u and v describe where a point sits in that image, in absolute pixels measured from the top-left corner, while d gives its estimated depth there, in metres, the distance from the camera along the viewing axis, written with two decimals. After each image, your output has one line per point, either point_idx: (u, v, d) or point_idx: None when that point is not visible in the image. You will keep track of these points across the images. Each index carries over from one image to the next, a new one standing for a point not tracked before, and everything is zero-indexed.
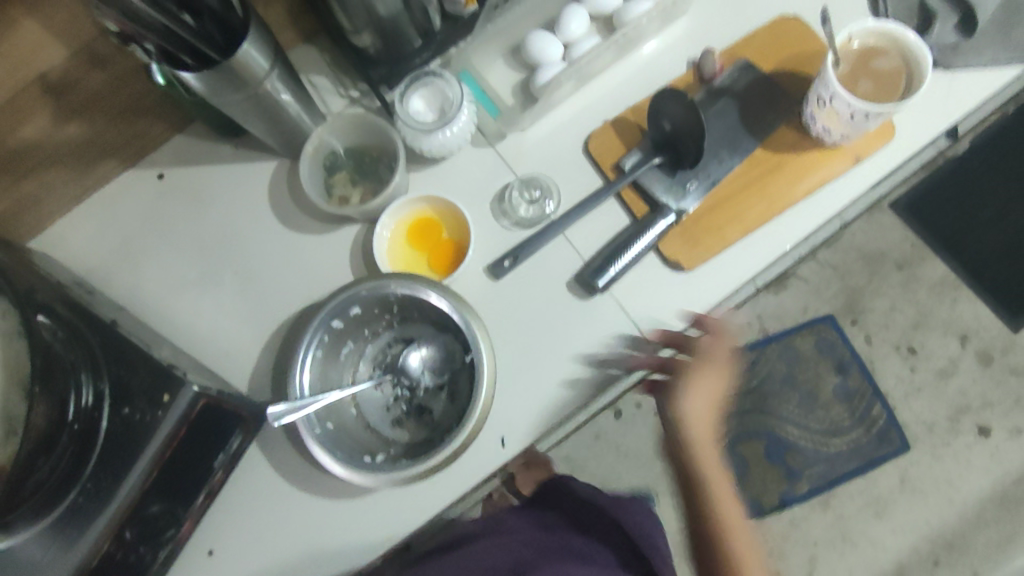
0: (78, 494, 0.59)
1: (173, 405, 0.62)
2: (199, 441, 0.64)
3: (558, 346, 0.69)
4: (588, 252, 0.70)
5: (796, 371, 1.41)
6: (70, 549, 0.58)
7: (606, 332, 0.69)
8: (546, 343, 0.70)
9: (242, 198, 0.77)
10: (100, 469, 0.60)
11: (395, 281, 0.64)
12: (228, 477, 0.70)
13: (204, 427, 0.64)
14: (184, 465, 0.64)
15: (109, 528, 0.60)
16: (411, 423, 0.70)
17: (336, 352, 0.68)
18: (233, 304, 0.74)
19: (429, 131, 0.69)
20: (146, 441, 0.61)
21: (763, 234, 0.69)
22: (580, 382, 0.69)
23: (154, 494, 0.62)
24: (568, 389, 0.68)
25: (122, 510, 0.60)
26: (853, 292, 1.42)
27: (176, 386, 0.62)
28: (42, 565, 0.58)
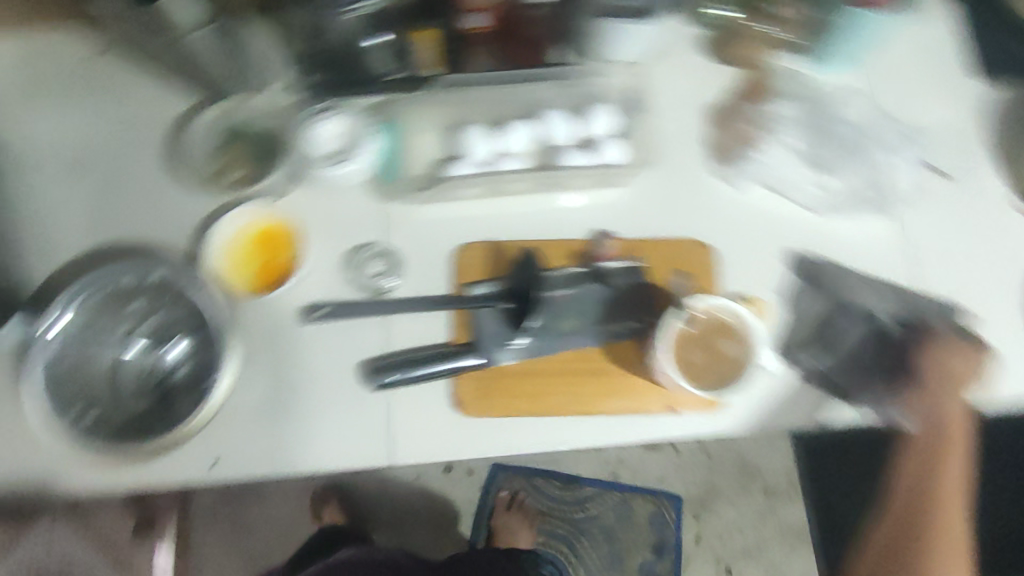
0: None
1: None
2: None
3: (312, 410, 0.68)
4: (394, 346, 0.70)
5: (620, 527, 1.41)
6: None
7: (362, 425, 0.68)
8: (305, 403, 0.68)
9: (145, 108, 0.76)
10: None
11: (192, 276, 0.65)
12: None
13: None
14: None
15: None
16: (147, 402, 0.68)
17: (118, 303, 0.67)
18: (80, 204, 0.74)
19: (320, 159, 0.70)
20: None
21: (550, 423, 0.69)
22: (310, 454, 0.67)
23: None
24: (296, 453, 0.67)
25: None
26: (711, 489, 1.43)
27: None
28: None
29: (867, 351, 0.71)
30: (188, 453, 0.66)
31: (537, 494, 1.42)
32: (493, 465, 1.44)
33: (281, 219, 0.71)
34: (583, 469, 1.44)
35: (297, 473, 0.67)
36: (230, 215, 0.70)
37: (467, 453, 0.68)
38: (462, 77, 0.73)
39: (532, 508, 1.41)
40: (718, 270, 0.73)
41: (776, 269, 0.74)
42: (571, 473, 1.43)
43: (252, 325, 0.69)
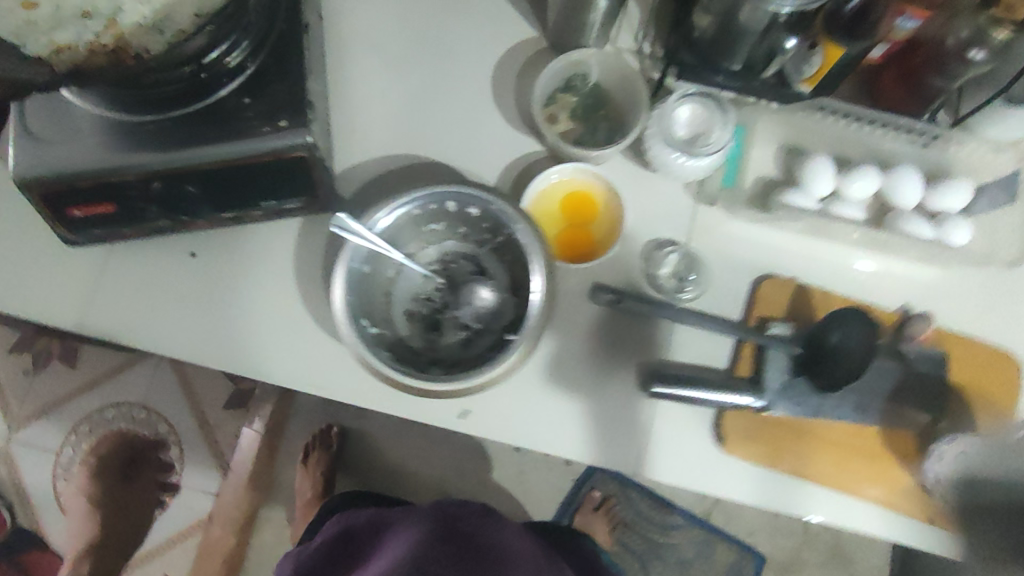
0: (156, 120, 0.60)
1: (279, 132, 0.59)
2: (268, 176, 0.62)
3: (573, 393, 0.66)
4: (671, 354, 0.67)
5: (697, 563, 1.39)
6: (116, 149, 0.59)
7: (617, 425, 0.66)
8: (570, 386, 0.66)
9: (483, 34, 0.73)
10: (191, 118, 0.60)
11: (525, 225, 0.60)
12: (262, 220, 0.68)
13: (281, 170, 0.62)
14: (246, 182, 0.62)
15: (149, 168, 0.59)
16: (416, 328, 0.66)
17: (424, 222, 0.64)
18: (397, 111, 0.71)
19: (670, 144, 0.66)
20: (231, 137, 0.59)
21: (804, 489, 0.65)
22: (560, 435, 0.65)
23: (201, 179, 0.61)
24: (547, 430, 0.65)
25: (171, 167, 0.59)
26: (799, 560, 1.39)
27: (296, 119, 0.60)
28: (83, 137, 0.59)
29: None
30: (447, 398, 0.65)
31: (626, 503, 1.40)
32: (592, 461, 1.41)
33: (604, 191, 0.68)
34: (678, 496, 1.41)
35: (541, 450, 0.65)
36: (559, 171, 0.67)
37: (714, 490, 0.65)
38: (835, 106, 0.68)
39: (618, 516, 1.40)
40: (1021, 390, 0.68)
41: None
42: (665, 495, 1.41)
43: None
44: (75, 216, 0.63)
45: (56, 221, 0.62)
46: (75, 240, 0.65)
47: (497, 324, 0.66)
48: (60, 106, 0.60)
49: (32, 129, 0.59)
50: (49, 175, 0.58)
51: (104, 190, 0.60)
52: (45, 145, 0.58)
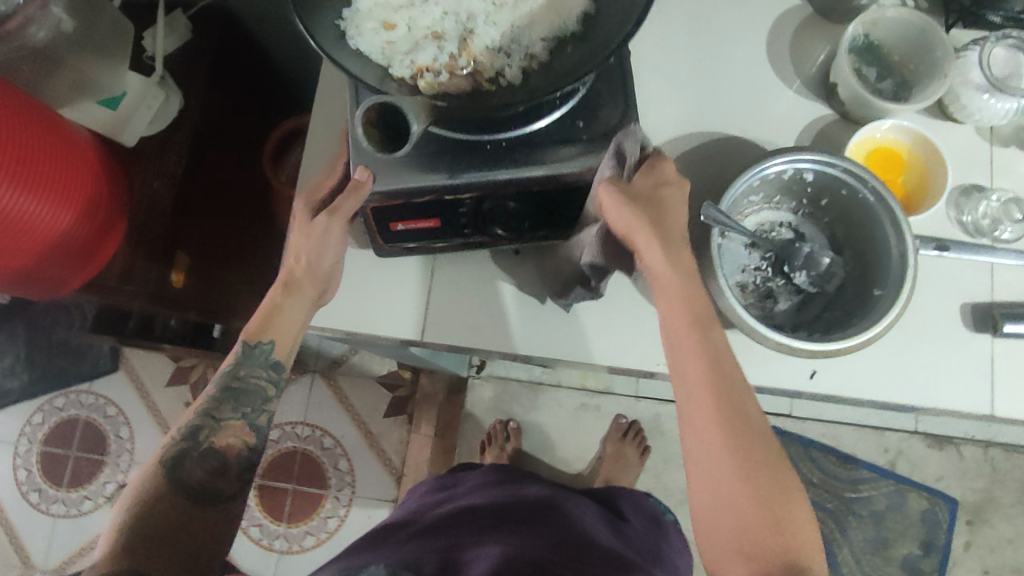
0: (492, 142, 0.61)
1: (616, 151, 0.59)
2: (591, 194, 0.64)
3: (912, 344, 0.66)
4: (1000, 296, 0.67)
5: (890, 515, 1.40)
6: (448, 168, 0.61)
7: (961, 370, 0.66)
8: (917, 336, 0.66)
9: (749, 8, 0.75)
10: (518, 141, 0.61)
11: (876, 181, 0.61)
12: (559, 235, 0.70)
13: None
14: (566, 202, 0.64)
15: (480, 188, 0.61)
16: (751, 298, 0.68)
17: (752, 192, 0.66)
18: (685, 94, 0.72)
19: (978, 89, 0.67)
20: (569, 156, 0.60)
21: None
22: (907, 386, 0.66)
23: (526, 199, 0.63)
24: (894, 382, 0.66)
25: (502, 187, 0.61)
26: (990, 500, 1.40)
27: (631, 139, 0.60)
28: (416, 156, 0.61)
29: None
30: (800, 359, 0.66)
31: (810, 464, 1.41)
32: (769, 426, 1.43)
33: (919, 151, 0.69)
34: (860, 451, 1.42)
35: (892, 402, 0.66)
36: (870, 126, 0.68)
37: None
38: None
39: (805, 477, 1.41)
40: None
41: None
42: (848, 452, 1.41)
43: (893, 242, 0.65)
44: (396, 230, 0.66)
45: (381, 233, 0.67)
46: (386, 248, 0.70)
47: (833, 283, 0.67)
48: None
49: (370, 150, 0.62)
50: (390, 193, 0.61)
51: (433, 208, 0.63)
52: (385, 166, 0.61)
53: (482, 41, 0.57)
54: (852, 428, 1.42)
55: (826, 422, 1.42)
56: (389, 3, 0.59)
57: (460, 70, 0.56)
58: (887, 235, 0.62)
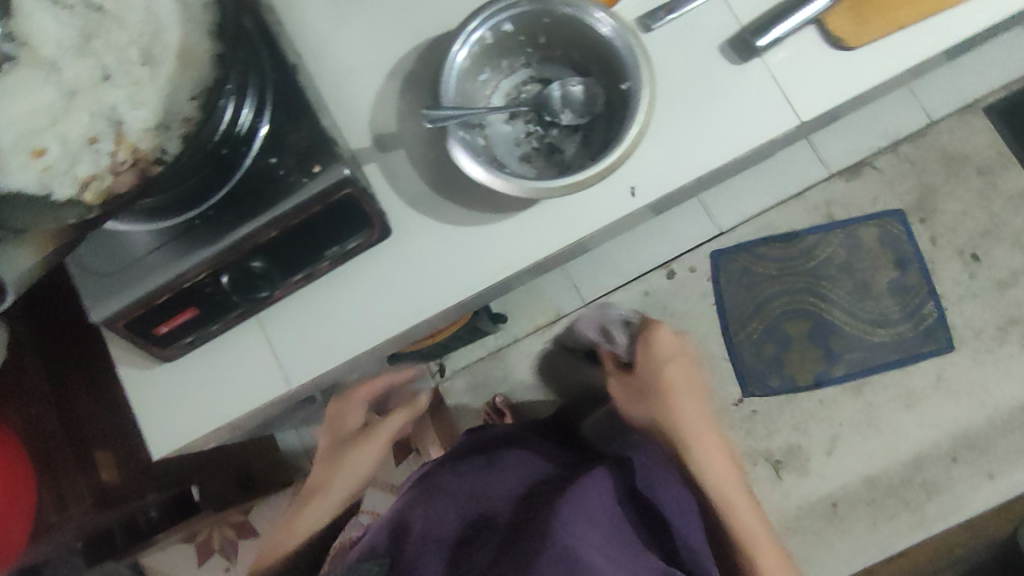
0: (200, 215, 0.60)
1: (318, 178, 0.58)
2: (327, 221, 0.61)
3: (696, 108, 0.66)
4: (745, 18, 0.66)
5: (856, 258, 1.41)
6: (169, 258, 0.59)
7: (751, 103, 0.66)
8: (698, 99, 0.66)
9: None
10: (225, 202, 0.59)
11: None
12: (332, 269, 0.67)
13: (338, 211, 0.60)
14: (307, 237, 0.62)
15: (206, 262, 0.59)
16: (539, 161, 0.67)
17: (477, 71, 0.65)
18: (374, 28, 0.70)
19: None
20: (280, 198, 0.58)
21: (934, 25, 0.66)
22: (716, 146, 0.65)
23: (263, 250, 0.60)
24: (703, 150, 0.65)
25: (230, 249, 0.59)
26: (928, 190, 1.42)
27: (329, 161, 0.58)
28: (140, 257, 0.60)
29: None
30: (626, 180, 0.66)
31: (762, 262, 1.42)
32: (711, 254, 1.44)
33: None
34: (797, 224, 1.43)
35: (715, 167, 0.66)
36: None
37: (867, 81, 0.65)
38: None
39: (766, 276, 1.42)
40: None
41: None
42: (787, 231, 1.43)
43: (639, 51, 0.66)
44: (164, 332, 0.64)
45: (149, 343, 0.64)
46: (172, 352, 0.67)
47: (600, 104, 0.66)
48: (112, 243, 0.61)
49: (96, 272, 0.60)
50: (129, 307, 0.59)
51: (180, 299, 0.61)
52: (114, 282, 0.60)
53: (134, 128, 0.56)
54: (777, 209, 1.44)
55: (753, 219, 1.44)
56: (29, 126, 0.56)
57: (123, 165, 0.55)
58: (593, 32, 0.61)
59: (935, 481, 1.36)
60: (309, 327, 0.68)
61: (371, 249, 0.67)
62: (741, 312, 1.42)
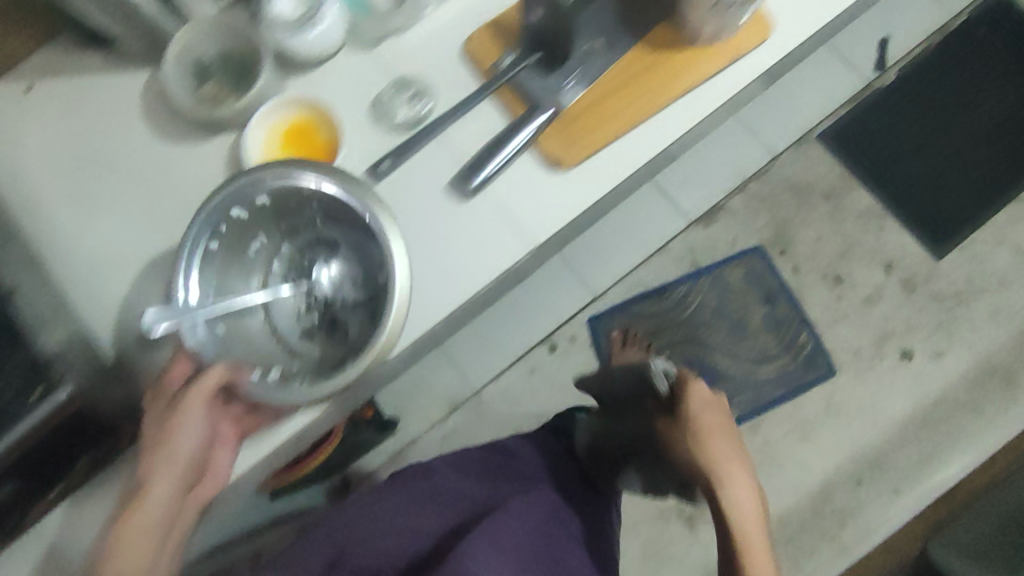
0: None
1: (41, 403, 0.56)
2: (66, 434, 0.60)
3: (437, 254, 0.67)
4: (465, 155, 0.69)
5: (727, 301, 1.43)
6: None
7: (486, 235, 0.67)
8: (433, 239, 0.67)
9: (115, 111, 0.75)
10: None
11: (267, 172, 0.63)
12: (91, 469, 0.66)
13: (74, 423, 0.59)
14: (49, 453, 0.60)
15: None
16: (321, 334, 0.68)
17: (240, 246, 0.68)
18: (123, 219, 0.72)
19: (297, 31, 0.69)
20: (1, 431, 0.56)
21: (644, 133, 0.69)
22: (462, 283, 0.67)
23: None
24: (450, 288, 0.66)
25: None
26: (783, 224, 1.46)
27: (51, 382, 0.57)
28: None
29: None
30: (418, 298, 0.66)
31: (639, 319, 1.43)
32: (587, 322, 1.45)
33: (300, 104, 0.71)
34: (667, 276, 1.45)
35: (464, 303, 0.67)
36: (252, 126, 0.69)
37: (591, 195, 0.67)
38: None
39: (646, 333, 1.43)
40: None
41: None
42: (659, 285, 1.45)
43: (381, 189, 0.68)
44: None
45: None
46: None
47: (374, 252, 0.66)
48: None
49: None
50: None
51: None
52: None
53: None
54: (645, 262, 1.46)
55: (624, 279, 1.46)
56: None
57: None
58: (303, 188, 0.65)
59: (847, 507, 1.35)
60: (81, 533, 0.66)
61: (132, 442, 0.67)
62: None
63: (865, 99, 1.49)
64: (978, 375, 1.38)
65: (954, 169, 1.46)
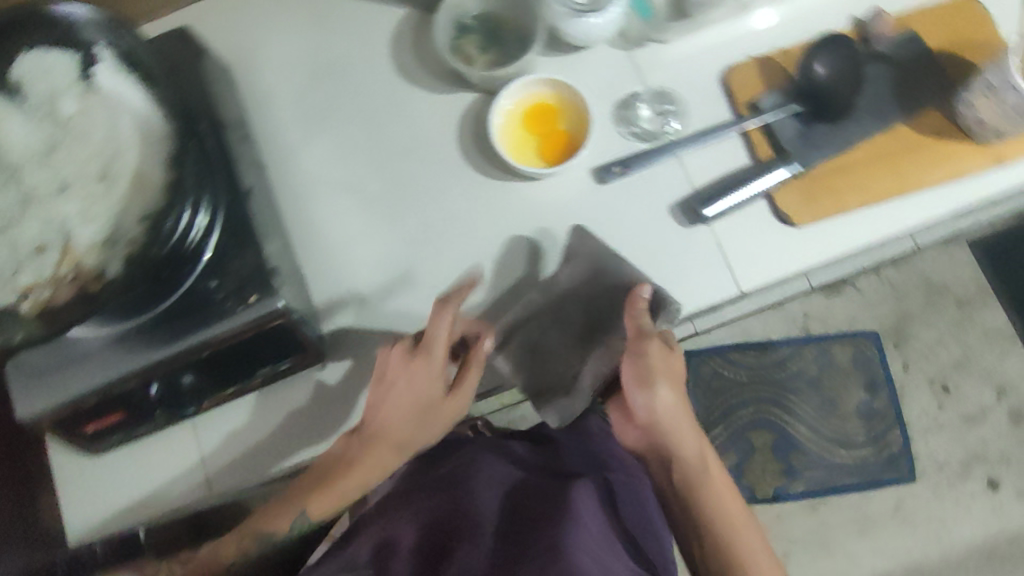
0: (151, 319, 0.60)
1: (255, 306, 0.59)
2: (264, 343, 0.62)
3: (429, 206, 0.71)
4: (699, 181, 0.68)
5: (825, 375, 1.40)
6: (114, 357, 0.59)
7: (425, 192, 0.72)
8: (383, 227, 0.71)
9: (367, 39, 0.75)
10: (167, 317, 0.60)
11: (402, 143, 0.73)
12: (266, 383, 0.67)
13: (273, 337, 0.62)
14: (244, 355, 0.62)
15: (138, 372, 0.59)
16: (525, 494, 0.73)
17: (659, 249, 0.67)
18: (347, 148, 0.73)
19: (578, 14, 0.66)
20: (214, 320, 0.59)
21: (878, 213, 0.67)
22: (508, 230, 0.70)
23: (195, 366, 0.61)
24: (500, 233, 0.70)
25: (167, 364, 0.59)
26: (905, 316, 1.42)
27: (265, 290, 0.59)
28: (83, 356, 0.59)
29: None
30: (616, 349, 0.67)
31: (734, 367, 1.42)
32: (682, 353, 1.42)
33: (518, 99, 0.70)
34: (771, 332, 1.43)
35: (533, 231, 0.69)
36: (506, 95, 0.68)
37: (813, 260, 0.66)
38: None
39: (735, 381, 1.41)
40: None
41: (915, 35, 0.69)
42: (761, 339, 1.42)
43: (570, 193, 0.69)
44: (91, 431, 0.63)
45: (79, 442, 0.64)
46: (101, 446, 0.66)
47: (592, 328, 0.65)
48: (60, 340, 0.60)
49: (32, 370, 0.59)
50: (57, 407, 0.58)
51: (105, 404, 0.60)
52: (51, 382, 0.58)
53: (82, 241, 0.56)
54: (756, 314, 1.43)
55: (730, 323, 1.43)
56: None
57: (64, 278, 0.54)
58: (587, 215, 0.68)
59: None
60: (240, 433, 0.68)
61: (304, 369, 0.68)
62: (707, 417, 1.40)
63: None
64: None
65: None
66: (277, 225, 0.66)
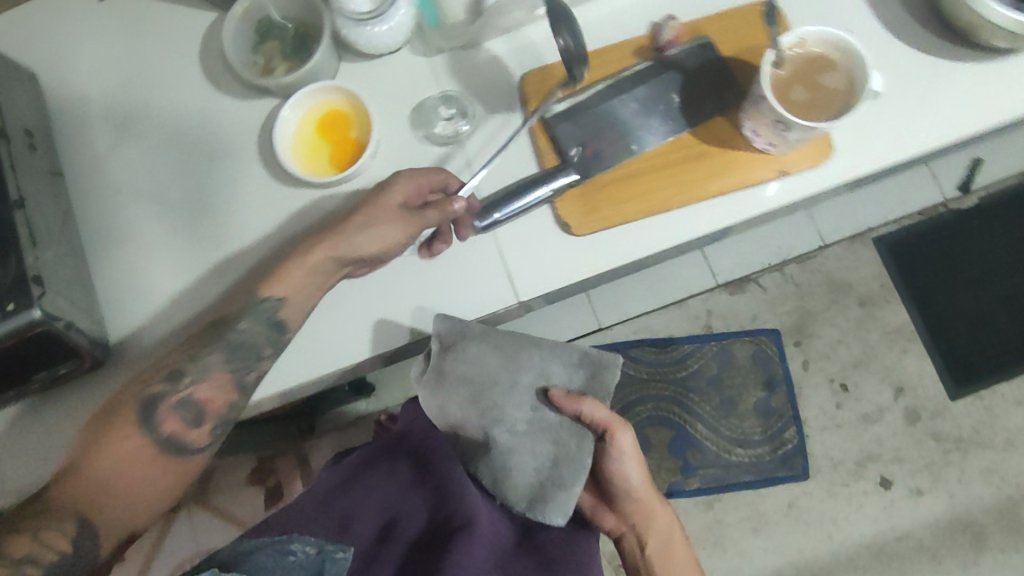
0: None
1: (10, 318, 0.58)
2: (30, 352, 0.62)
3: (221, 203, 0.71)
4: (486, 190, 0.69)
5: (725, 374, 1.41)
6: None
7: (219, 190, 0.72)
8: (179, 226, 0.71)
9: (178, 44, 0.75)
10: None
11: (200, 144, 0.73)
12: (49, 387, 0.67)
13: (38, 345, 0.62)
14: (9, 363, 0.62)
15: None
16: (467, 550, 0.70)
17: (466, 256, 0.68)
18: (151, 150, 0.73)
19: (360, 23, 0.65)
20: None
21: (658, 224, 0.67)
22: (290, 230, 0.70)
23: None
24: (285, 234, 0.70)
25: None
26: (806, 314, 1.42)
27: (22, 300, 0.59)
28: None
29: (967, 68, 0.67)
30: (517, 351, 0.71)
31: (634, 364, 1.42)
32: None
33: (309, 106, 0.70)
34: (674, 329, 1.43)
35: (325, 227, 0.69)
36: (293, 102, 0.68)
37: (589, 270, 0.67)
38: None
39: (636, 378, 1.42)
40: (827, 35, 0.59)
41: (707, 44, 0.69)
42: (664, 336, 1.43)
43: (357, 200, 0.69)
44: None
45: None
46: None
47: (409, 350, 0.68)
48: None
49: None
50: None
51: None
52: None
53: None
54: (658, 311, 1.43)
55: (632, 319, 1.43)
56: None
57: None
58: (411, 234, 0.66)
59: None
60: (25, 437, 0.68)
61: (90, 374, 0.69)
62: None
63: (937, 214, 1.41)
64: (949, 527, 1.33)
65: (1003, 314, 1.38)
66: (58, 231, 0.66)
